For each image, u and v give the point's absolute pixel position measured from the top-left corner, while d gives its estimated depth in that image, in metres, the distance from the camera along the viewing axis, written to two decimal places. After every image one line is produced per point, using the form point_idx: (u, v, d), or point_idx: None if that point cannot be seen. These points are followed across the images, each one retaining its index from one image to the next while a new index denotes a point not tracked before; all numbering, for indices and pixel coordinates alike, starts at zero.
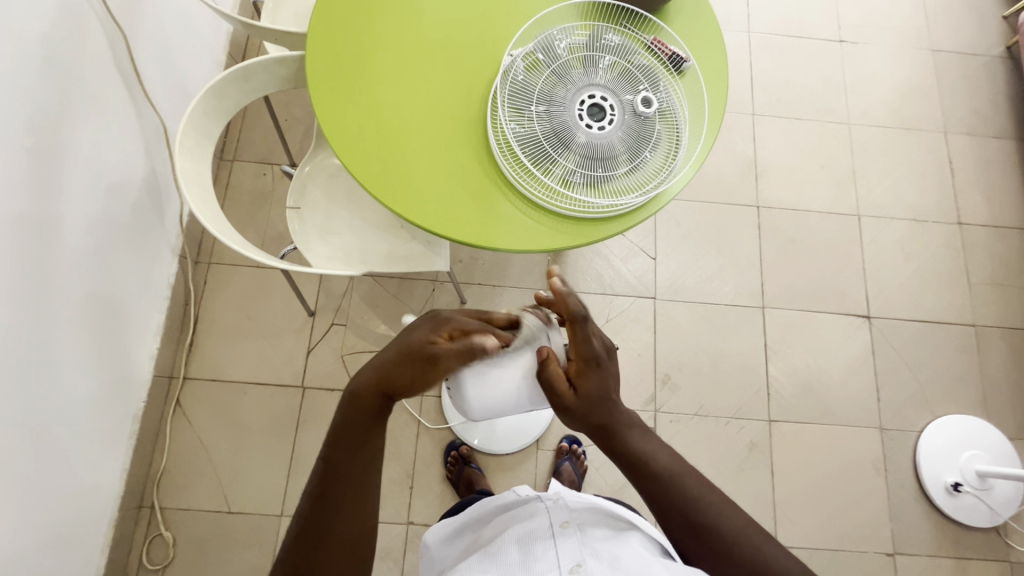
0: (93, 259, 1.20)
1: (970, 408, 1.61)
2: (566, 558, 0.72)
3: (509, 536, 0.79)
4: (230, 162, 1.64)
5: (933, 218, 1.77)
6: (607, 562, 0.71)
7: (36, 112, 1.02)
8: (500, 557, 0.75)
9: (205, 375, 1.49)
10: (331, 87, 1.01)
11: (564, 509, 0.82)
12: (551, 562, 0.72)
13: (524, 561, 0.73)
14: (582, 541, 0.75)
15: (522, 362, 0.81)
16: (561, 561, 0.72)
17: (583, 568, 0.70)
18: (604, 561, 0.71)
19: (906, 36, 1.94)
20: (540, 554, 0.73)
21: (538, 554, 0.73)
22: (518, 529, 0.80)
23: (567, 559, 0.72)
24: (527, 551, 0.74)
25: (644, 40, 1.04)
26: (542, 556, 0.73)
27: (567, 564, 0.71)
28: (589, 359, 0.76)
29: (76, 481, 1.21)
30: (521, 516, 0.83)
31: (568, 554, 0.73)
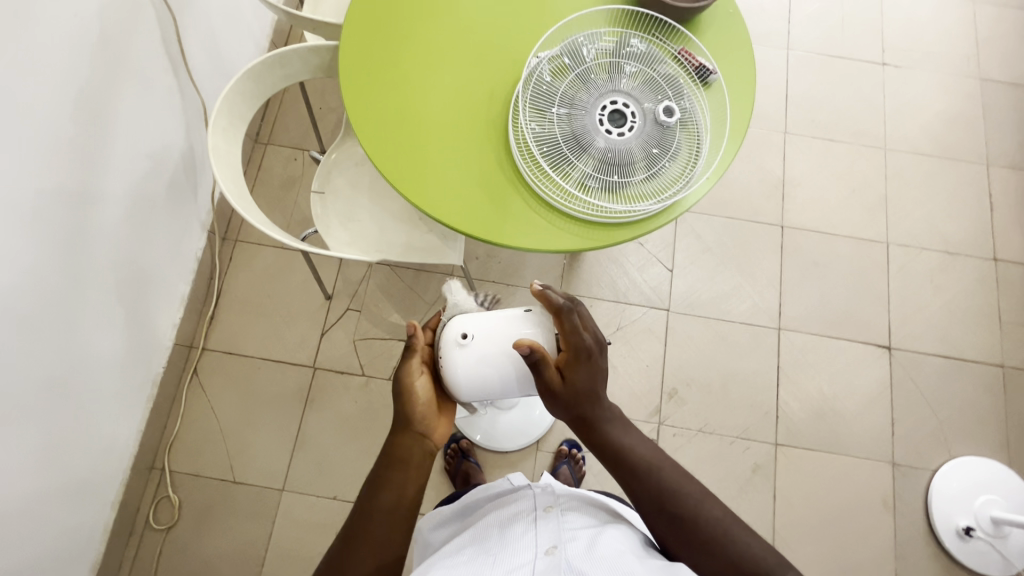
0: (128, 228, 1.26)
1: (990, 451, 1.54)
2: (543, 540, 0.72)
3: (493, 520, 0.80)
4: (264, 145, 1.70)
5: (967, 251, 1.71)
6: (583, 546, 0.71)
7: (86, 84, 1.08)
8: (482, 539, 0.76)
9: (222, 348, 1.55)
10: (361, 78, 1.04)
11: (550, 496, 0.82)
12: (529, 543, 0.72)
13: (502, 542, 0.73)
14: (562, 526, 0.75)
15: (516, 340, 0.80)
16: (539, 542, 0.72)
17: (559, 549, 0.70)
18: (581, 545, 0.71)
19: (953, 63, 1.88)
20: (519, 535, 0.74)
21: (518, 535, 0.74)
22: (503, 513, 0.81)
23: (545, 541, 0.72)
24: (507, 532, 0.75)
25: (671, 50, 1.04)
26: (520, 537, 0.73)
27: (544, 546, 0.71)
28: (579, 346, 0.76)
29: (94, 437, 1.27)
30: (508, 500, 0.84)
31: (546, 537, 0.73)
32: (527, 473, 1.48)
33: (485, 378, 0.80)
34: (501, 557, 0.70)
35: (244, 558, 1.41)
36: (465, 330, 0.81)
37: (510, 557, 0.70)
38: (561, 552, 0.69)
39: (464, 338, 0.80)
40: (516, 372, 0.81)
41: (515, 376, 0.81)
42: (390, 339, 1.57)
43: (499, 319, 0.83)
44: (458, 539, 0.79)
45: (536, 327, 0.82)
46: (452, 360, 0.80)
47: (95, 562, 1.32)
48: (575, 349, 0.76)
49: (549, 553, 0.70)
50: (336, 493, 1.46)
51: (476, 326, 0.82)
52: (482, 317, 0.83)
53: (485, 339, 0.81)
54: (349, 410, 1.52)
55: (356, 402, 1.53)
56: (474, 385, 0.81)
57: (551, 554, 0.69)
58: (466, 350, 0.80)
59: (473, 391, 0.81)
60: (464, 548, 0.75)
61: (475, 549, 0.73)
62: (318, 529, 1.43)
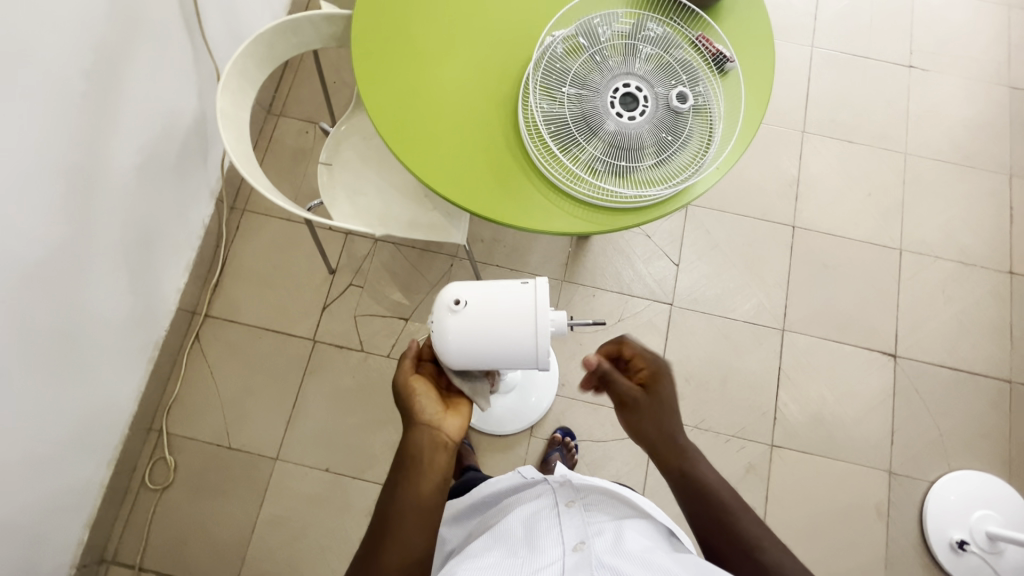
0: (137, 189, 1.27)
1: (990, 466, 1.52)
2: (570, 536, 0.72)
3: (513, 515, 0.79)
4: (276, 117, 1.70)
5: (982, 262, 1.67)
6: (609, 541, 0.71)
7: (100, 41, 1.08)
8: (507, 536, 0.75)
9: (225, 315, 1.56)
10: (372, 49, 1.03)
11: (570, 489, 0.82)
12: (555, 540, 0.71)
13: (529, 540, 0.72)
14: (585, 521, 0.75)
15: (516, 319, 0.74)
16: (565, 539, 0.71)
17: (587, 546, 0.69)
18: (608, 540, 0.71)
19: (981, 69, 1.83)
20: (546, 531, 0.73)
21: (543, 532, 0.73)
22: (525, 509, 0.80)
23: (571, 537, 0.71)
24: (533, 529, 0.74)
25: (689, 36, 1.02)
26: (547, 533, 0.73)
27: (571, 542, 0.71)
28: (647, 360, 0.81)
29: (95, 394, 1.28)
30: (528, 496, 0.83)
31: (572, 533, 0.72)
32: (520, 457, 1.49)
33: (474, 348, 0.74)
34: (530, 557, 0.69)
35: (236, 523, 1.42)
36: (459, 296, 0.75)
37: (539, 556, 0.69)
38: (589, 548, 0.69)
39: (456, 304, 0.74)
40: (508, 346, 0.74)
41: (507, 349, 0.75)
42: (391, 317, 1.57)
43: (497, 287, 0.76)
44: (482, 537, 0.77)
45: (536, 299, 0.74)
46: (442, 324, 0.75)
47: (89, 517, 1.35)
48: (648, 365, 0.81)
49: (578, 550, 0.69)
50: (329, 465, 1.47)
51: (472, 293, 0.75)
52: (479, 284, 0.76)
53: (479, 307, 0.74)
54: (346, 385, 1.53)
55: (354, 377, 1.53)
56: (464, 354, 0.75)
57: (579, 551, 0.69)
58: (461, 322, 0.74)
59: (462, 358, 0.75)
60: (489, 546, 0.73)
61: (502, 549, 0.72)
62: (309, 500, 1.44)
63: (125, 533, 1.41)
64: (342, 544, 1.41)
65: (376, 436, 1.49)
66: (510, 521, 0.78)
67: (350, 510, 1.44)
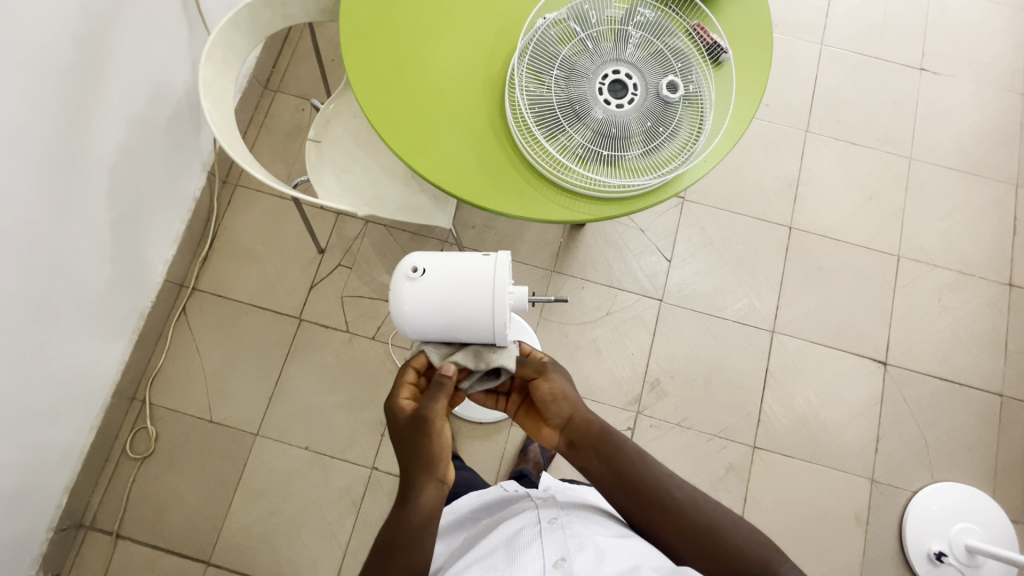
0: (125, 157, 1.27)
1: (975, 479, 1.50)
2: (551, 552, 0.73)
3: (497, 532, 0.81)
4: (273, 92, 1.69)
5: (981, 273, 1.64)
6: (591, 557, 0.72)
7: (89, 5, 1.07)
8: (491, 553, 0.76)
9: (212, 290, 1.56)
10: (360, 24, 1.02)
11: (553, 505, 0.84)
12: (536, 555, 0.73)
13: (510, 555, 0.74)
14: (567, 535, 0.76)
15: (472, 292, 0.77)
16: (546, 555, 0.73)
17: (567, 563, 0.71)
18: (589, 555, 0.72)
19: (994, 75, 1.78)
20: (526, 546, 0.75)
21: (524, 547, 0.75)
22: (509, 524, 0.81)
23: (552, 553, 0.73)
24: (514, 544, 0.76)
25: (685, 24, 0.99)
26: (528, 549, 0.74)
27: (552, 558, 0.73)
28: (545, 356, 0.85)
29: (77, 361, 1.29)
30: (512, 511, 0.85)
31: (554, 548, 0.74)
32: (500, 446, 1.48)
33: (429, 316, 0.78)
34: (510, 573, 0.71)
35: (214, 496, 1.43)
36: (418, 265, 0.79)
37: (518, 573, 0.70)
38: (569, 565, 0.70)
39: (414, 271, 0.78)
40: (462, 316, 0.77)
41: (459, 319, 0.77)
42: (377, 300, 1.57)
43: (460, 259, 0.79)
44: (468, 553, 0.79)
45: (494, 272, 0.78)
46: (400, 291, 0.78)
47: (69, 482, 1.36)
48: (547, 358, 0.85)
49: (558, 566, 0.71)
50: (309, 444, 1.47)
51: (430, 263, 0.79)
52: (439, 256, 0.80)
53: (437, 276, 0.78)
54: (331, 365, 1.53)
55: (338, 357, 1.53)
56: (418, 322, 0.78)
57: (559, 568, 0.71)
58: (420, 292, 0.78)
59: (416, 326, 0.79)
60: (473, 564, 0.75)
61: (485, 567, 0.74)
62: (287, 477, 1.45)
63: (105, 500, 1.42)
64: (318, 521, 1.42)
65: (357, 417, 1.50)
66: (493, 537, 0.80)
67: (328, 488, 1.44)
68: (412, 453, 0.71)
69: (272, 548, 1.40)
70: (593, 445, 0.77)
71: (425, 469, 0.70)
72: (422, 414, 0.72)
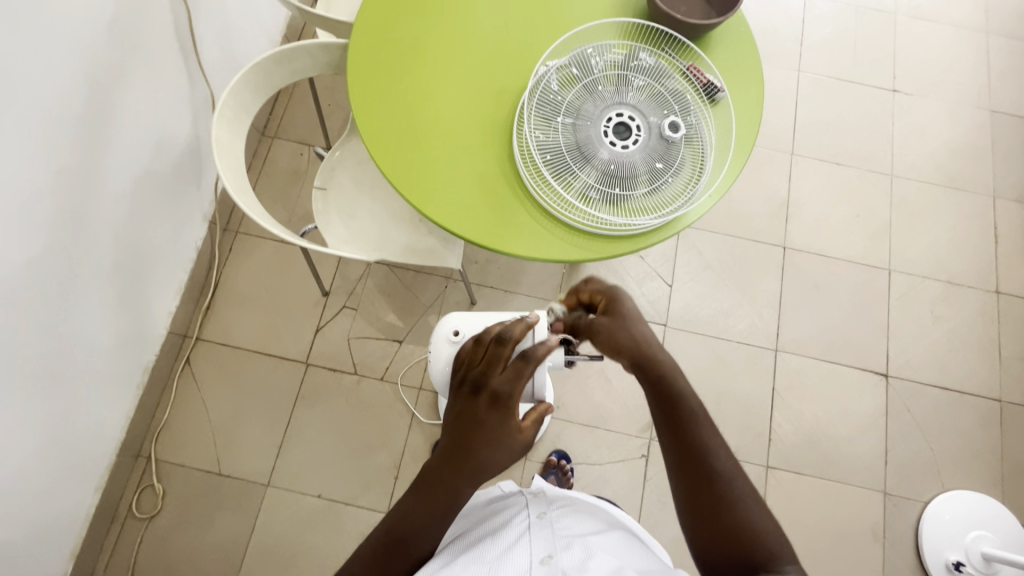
0: (130, 213, 1.27)
1: (983, 486, 1.53)
2: (538, 549, 0.70)
3: (485, 528, 0.78)
4: (270, 138, 1.70)
5: (969, 282, 1.69)
6: (579, 555, 0.68)
7: (95, 71, 1.08)
8: (475, 547, 0.73)
9: (216, 339, 1.55)
10: (368, 77, 1.04)
11: (544, 502, 0.80)
12: (524, 551, 0.69)
13: (496, 550, 0.71)
14: (556, 533, 0.73)
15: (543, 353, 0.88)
16: (533, 551, 0.69)
17: (554, 560, 0.67)
18: (577, 555, 0.69)
19: (962, 94, 1.88)
20: (513, 542, 0.71)
21: (512, 543, 0.71)
22: (496, 520, 0.78)
23: (540, 550, 0.69)
24: (501, 540, 0.72)
25: (680, 66, 1.04)
26: (515, 544, 0.71)
27: (539, 555, 0.69)
28: (605, 292, 0.87)
29: (82, 422, 1.26)
30: (502, 507, 0.82)
31: (541, 545, 0.71)
32: (515, 480, 1.47)
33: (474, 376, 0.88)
34: (495, 568, 0.67)
35: (224, 550, 1.39)
36: (457, 328, 0.90)
37: (503, 568, 0.67)
38: (556, 562, 0.67)
39: (456, 335, 0.89)
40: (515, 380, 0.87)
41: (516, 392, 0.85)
42: (384, 340, 1.57)
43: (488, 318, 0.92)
44: (453, 545, 0.76)
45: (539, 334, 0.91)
46: (441, 353, 0.89)
47: (74, 549, 1.31)
48: (604, 296, 0.87)
49: (544, 563, 0.67)
50: (321, 491, 1.45)
51: (465, 323, 0.90)
52: (471, 315, 0.91)
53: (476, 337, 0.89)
54: (340, 409, 1.51)
55: (348, 400, 1.52)
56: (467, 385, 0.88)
57: (545, 565, 0.67)
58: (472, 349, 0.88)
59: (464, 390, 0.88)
60: (456, 554, 0.72)
61: (469, 557, 0.70)
62: (301, 526, 1.42)
63: (110, 565, 1.37)
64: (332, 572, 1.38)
65: (368, 460, 1.48)
66: (480, 532, 0.77)
67: (342, 536, 1.41)
68: (492, 456, 0.70)
69: None
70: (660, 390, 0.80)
71: (490, 473, 0.71)
72: (524, 441, 0.72)
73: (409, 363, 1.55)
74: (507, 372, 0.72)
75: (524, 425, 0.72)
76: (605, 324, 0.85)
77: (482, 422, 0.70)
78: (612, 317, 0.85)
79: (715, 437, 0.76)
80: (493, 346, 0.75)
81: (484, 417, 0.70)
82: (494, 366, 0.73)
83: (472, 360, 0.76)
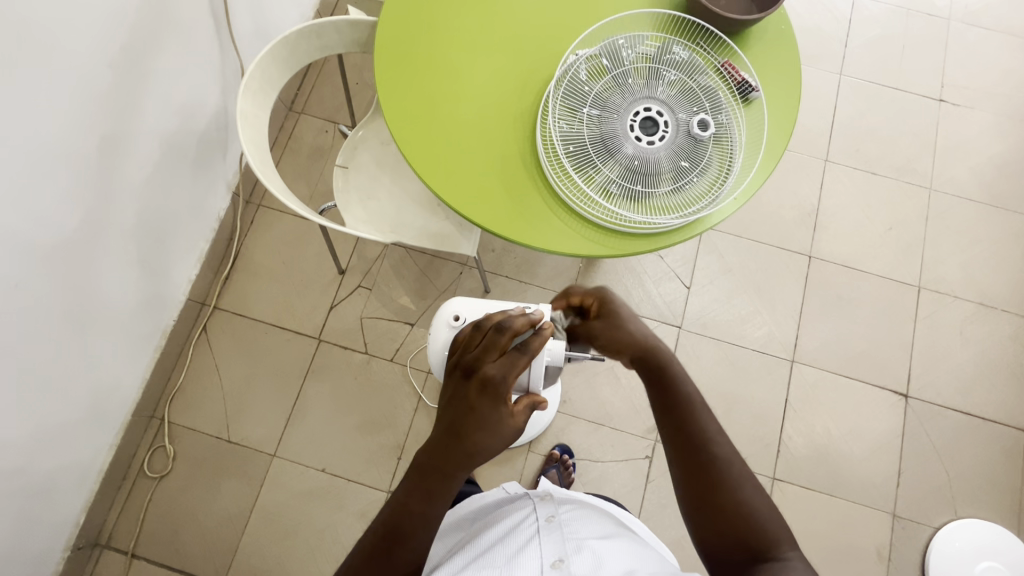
0: (155, 180, 1.29)
1: (998, 517, 1.48)
2: (549, 552, 0.69)
3: (495, 532, 0.77)
4: (297, 113, 1.71)
5: (1003, 306, 1.63)
6: (589, 560, 0.67)
7: (128, 37, 1.09)
8: (485, 553, 0.72)
9: (233, 309, 1.57)
10: (394, 57, 1.03)
11: (552, 506, 0.80)
12: (533, 556, 0.69)
13: (506, 555, 0.70)
14: (565, 536, 0.72)
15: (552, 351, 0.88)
16: (544, 554, 0.69)
17: (565, 563, 0.66)
18: (590, 557, 0.67)
19: (1012, 108, 1.79)
20: (523, 547, 0.70)
21: (521, 547, 0.70)
22: (506, 525, 0.78)
23: (550, 553, 0.69)
24: (510, 546, 0.72)
25: (714, 62, 1.01)
26: (525, 549, 0.70)
27: (550, 559, 0.68)
28: (593, 293, 0.91)
29: (99, 381, 1.29)
30: (510, 511, 0.82)
31: (551, 549, 0.70)
32: (516, 471, 1.47)
33: None
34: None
35: (228, 515, 1.43)
36: (458, 313, 0.92)
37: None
38: (567, 566, 0.66)
39: (456, 320, 0.91)
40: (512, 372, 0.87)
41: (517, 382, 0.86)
42: (396, 322, 1.57)
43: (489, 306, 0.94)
44: (464, 553, 0.75)
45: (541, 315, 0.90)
46: (442, 337, 0.92)
47: (87, 500, 1.36)
48: (596, 298, 0.91)
49: (556, 567, 0.66)
50: (326, 466, 1.47)
51: (466, 308, 0.93)
52: (474, 301, 0.94)
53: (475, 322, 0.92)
54: (348, 387, 1.53)
55: (356, 380, 1.54)
56: None
57: (556, 569, 0.66)
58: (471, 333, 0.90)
59: None
60: (469, 563, 0.71)
61: (480, 566, 0.69)
62: (305, 498, 1.44)
63: (121, 518, 1.43)
64: (333, 545, 1.41)
65: (373, 439, 1.49)
66: (490, 535, 0.77)
67: (344, 511, 1.44)
68: (479, 441, 0.69)
69: (285, 570, 1.39)
70: (657, 375, 0.80)
71: (480, 457, 0.70)
72: (512, 433, 0.71)
73: (419, 347, 1.56)
74: (501, 360, 0.70)
75: (516, 411, 0.71)
76: (602, 329, 0.88)
77: (472, 407, 0.69)
78: (605, 320, 0.88)
79: (710, 422, 0.75)
80: (491, 333, 0.72)
81: (474, 402, 0.69)
82: (488, 353, 0.70)
83: (468, 345, 0.73)
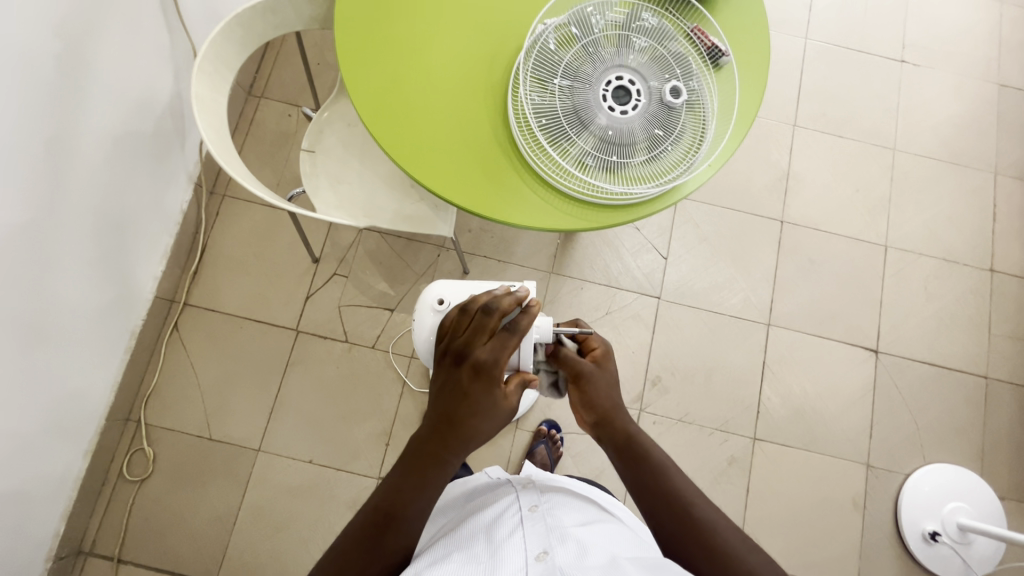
0: (110, 175, 1.22)
1: (963, 460, 1.56)
2: (533, 544, 0.68)
3: (478, 521, 0.77)
4: (257, 98, 1.64)
5: (964, 260, 1.69)
6: (574, 551, 0.67)
7: (69, 20, 1.02)
8: (468, 544, 0.71)
9: (204, 305, 1.52)
10: (356, 33, 0.99)
11: (535, 495, 0.80)
12: (518, 548, 0.68)
13: (490, 547, 0.69)
14: (549, 526, 0.72)
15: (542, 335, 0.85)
16: (529, 546, 0.68)
17: (550, 556, 0.66)
18: (575, 549, 0.67)
19: (970, 66, 1.83)
20: (507, 539, 0.70)
21: (505, 539, 0.70)
22: (489, 513, 0.78)
23: (535, 546, 0.68)
24: (494, 536, 0.71)
25: (684, 28, 1.00)
26: (510, 541, 0.69)
27: (535, 551, 0.67)
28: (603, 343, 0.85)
29: (68, 387, 1.25)
30: (494, 500, 0.82)
31: (537, 540, 0.69)
32: (506, 450, 1.49)
33: None
34: (490, 568, 0.65)
35: (215, 514, 1.41)
36: (441, 296, 0.90)
37: (498, 568, 0.65)
38: (552, 559, 0.65)
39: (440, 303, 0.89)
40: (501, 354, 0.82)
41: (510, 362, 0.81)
42: (376, 308, 1.55)
43: (473, 286, 0.92)
44: (445, 542, 0.74)
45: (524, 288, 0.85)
46: (427, 321, 0.89)
47: (66, 510, 1.32)
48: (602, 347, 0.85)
49: (540, 560, 0.66)
50: (313, 457, 1.46)
51: (450, 291, 0.91)
52: (457, 283, 0.91)
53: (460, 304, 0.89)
54: (330, 377, 1.51)
55: (338, 369, 1.51)
56: None
57: (541, 562, 0.65)
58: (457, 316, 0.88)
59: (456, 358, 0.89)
60: (453, 551, 0.70)
61: (464, 557, 0.68)
62: (292, 492, 1.43)
63: (102, 525, 1.39)
64: (325, 535, 1.41)
65: (359, 428, 1.48)
66: (473, 524, 0.77)
67: (333, 502, 1.43)
68: (476, 425, 0.69)
69: (277, 564, 1.38)
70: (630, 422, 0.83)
71: (475, 441, 0.70)
72: (508, 414, 0.71)
73: (401, 331, 1.54)
74: (491, 342, 0.70)
75: (509, 392, 0.71)
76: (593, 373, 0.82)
77: (465, 391, 0.69)
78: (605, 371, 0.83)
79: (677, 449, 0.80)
80: (477, 315, 0.72)
81: (467, 388, 0.69)
82: (478, 336, 0.71)
83: (456, 329, 0.73)
